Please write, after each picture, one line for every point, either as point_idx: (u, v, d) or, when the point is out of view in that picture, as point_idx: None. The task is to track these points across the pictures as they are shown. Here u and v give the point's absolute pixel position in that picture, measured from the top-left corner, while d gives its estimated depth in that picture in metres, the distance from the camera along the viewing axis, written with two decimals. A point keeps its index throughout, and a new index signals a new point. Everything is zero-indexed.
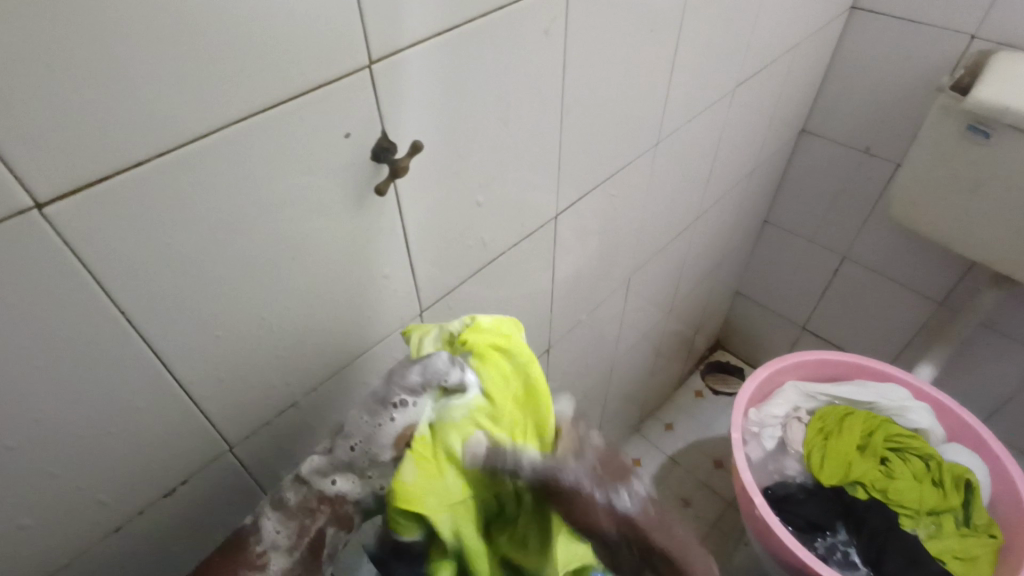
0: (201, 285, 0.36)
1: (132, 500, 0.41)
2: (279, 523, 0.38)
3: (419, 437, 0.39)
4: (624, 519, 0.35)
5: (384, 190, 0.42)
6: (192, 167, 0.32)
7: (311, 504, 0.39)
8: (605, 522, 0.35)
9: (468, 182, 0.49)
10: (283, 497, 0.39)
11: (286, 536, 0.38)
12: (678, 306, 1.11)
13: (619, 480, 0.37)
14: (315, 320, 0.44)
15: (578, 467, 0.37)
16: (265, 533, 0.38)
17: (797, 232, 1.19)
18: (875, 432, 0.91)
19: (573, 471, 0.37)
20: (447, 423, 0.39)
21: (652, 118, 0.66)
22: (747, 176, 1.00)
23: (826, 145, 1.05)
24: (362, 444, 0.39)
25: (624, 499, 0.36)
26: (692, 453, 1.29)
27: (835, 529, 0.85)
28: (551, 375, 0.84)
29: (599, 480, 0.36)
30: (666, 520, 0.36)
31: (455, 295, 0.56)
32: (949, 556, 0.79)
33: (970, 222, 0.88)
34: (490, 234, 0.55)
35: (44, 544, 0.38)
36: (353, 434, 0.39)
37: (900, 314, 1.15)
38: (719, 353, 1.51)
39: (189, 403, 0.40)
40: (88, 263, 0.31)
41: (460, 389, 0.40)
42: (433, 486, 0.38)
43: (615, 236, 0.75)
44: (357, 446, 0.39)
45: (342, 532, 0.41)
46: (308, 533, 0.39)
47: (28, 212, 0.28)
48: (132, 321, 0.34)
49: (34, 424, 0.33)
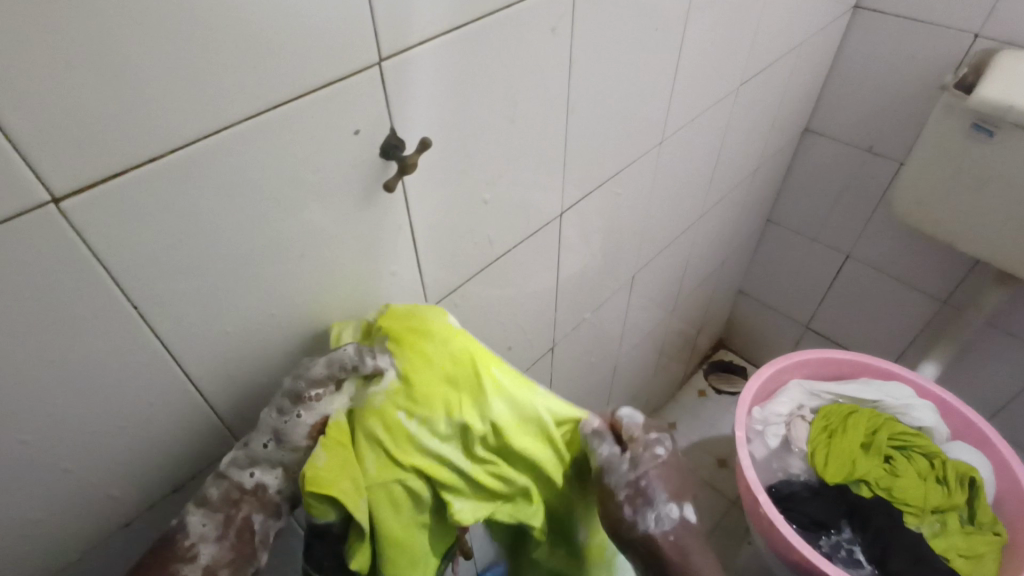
0: (213, 281, 0.36)
1: (141, 495, 0.41)
2: (202, 516, 0.38)
3: (333, 423, 0.41)
4: (647, 536, 0.41)
5: (393, 186, 0.42)
6: (204, 164, 0.32)
7: (231, 496, 0.39)
8: (629, 529, 0.41)
9: (476, 180, 0.49)
10: (206, 494, 0.39)
11: (213, 527, 0.38)
12: (681, 305, 1.11)
13: (655, 502, 0.41)
14: (322, 317, 0.44)
15: (624, 475, 0.41)
16: (192, 529, 0.38)
17: (800, 231, 1.19)
18: (879, 430, 0.91)
19: (618, 474, 0.41)
20: (368, 410, 0.40)
21: (657, 116, 0.66)
22: (750, 174, 1.00)
23: (829, 144, 1.06)
24: (274, 437, 0.40)
25: (652, 521, 0.41)
26: (695, 452, 1.29)
27: (839, 528, 0.85)
28: (556, 373, 0.84)
29: (634, 497, 0.41)
30: (686, 542, 0.41)
31: (461, 293, 0.56)
32: (954, 553, 0.79)
33: (973, 220, 0.88)
34: (496, 232, 0.55)
35: (55, 537, 0.38)
36: (261, 433, 0.40)
37: (903, 313, 1.15)
38: (722, 352, 1.51)
39: (198, 398, 0.40)
40: (103, 257, 0.31)
41: (377, 374, 0.41)
42: (346, 468, 0.39)
43: (620, 235, 0.76)
44: (269, 440, 0.40)
45: (273, 519, 0.40)
46: (234, 523, 0.38)
47: (45, 206, 0.28)
48: (143, 316, 0.34)
49: (48, 419, 0.34)
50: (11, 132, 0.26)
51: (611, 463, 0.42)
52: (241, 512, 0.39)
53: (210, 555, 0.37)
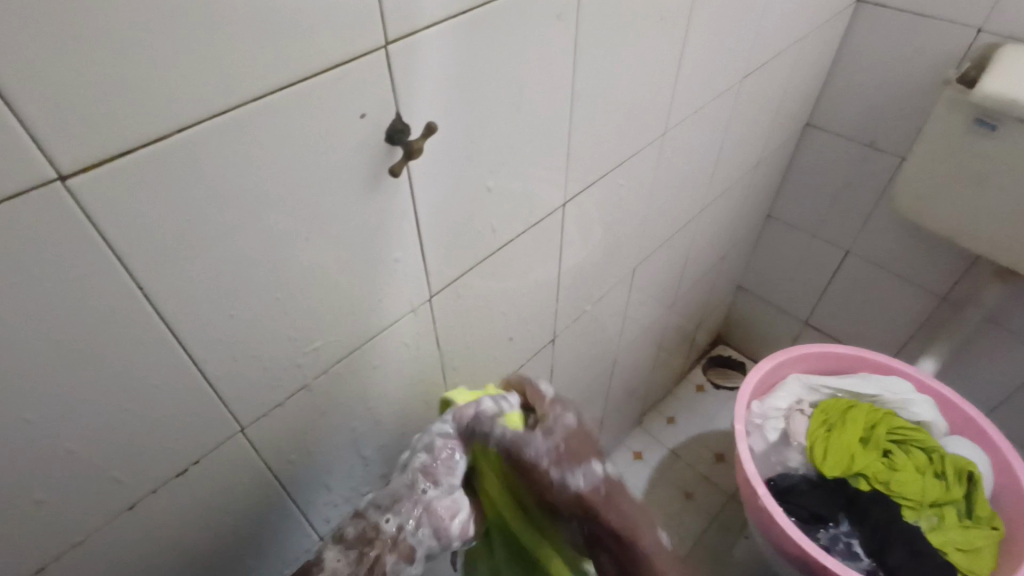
0: (217, 264, 0.36)
1: (145, 479, 0.41)
2: (337, 552, 0.45)
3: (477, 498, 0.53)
4: (572, 492, 0.45)
5: (399, 172, 0.42)
6: (210, 143, 0.32)
7: (366, 534, 0.45)
8: (555, 491, 0.45)
9: (480, 168, 0.49)
10: (344, 533, 0.46)
11: (345, 563, 0.44)
12: (681, 299, 1.12)
13: (577, 460, 0.46)
14: (325, 302, 0.44)
15: (543, 442, 0.47)
16: (326, 562, 0.44)
17: (802, 227, 1.20)
18: (877, 425, 0.91)
19: (534, 446, 0.47)
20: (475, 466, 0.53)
21: (659, 107, 0.66)
22: (752, 169, 1.00)
23: (830, 140, 1.06)
24: (426, 479, 0.47)
25: (578, 477, 0.45)
26: (694, 447, 1.29)
27: (837, 521, 0.86)
28: (556, 364, 0.84)
29: (558, 459, 0.46)
30: (605, 492, 0.45)
31: (464, 282, 0.56)
32: (951, 547, 0.80)
33: (974, 216, 0.89)
34: (499, 221, 0.55)
35: (56, 519, 0.38)
36: (408, 476, 0.48)
37: (902, 309, 1.16)
38: (721, 348, 1.51)
39: (203, 382, 0.40)
40: (106, 235, 0.31)
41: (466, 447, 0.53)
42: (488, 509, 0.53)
43: (621, 228, 0.76)
44: (420, 483, 0.47)
45: (406, 563, 0.45)
46: (366, 560, 0.44)
47: (51, 183, 0.28)
48: (147, 294, 0.34)
49: (54, 398, 0.34)
50: (18, 109, 0.26)
51: (522, 439, 0.47)
52: (374, 551, 0.45)
53: None
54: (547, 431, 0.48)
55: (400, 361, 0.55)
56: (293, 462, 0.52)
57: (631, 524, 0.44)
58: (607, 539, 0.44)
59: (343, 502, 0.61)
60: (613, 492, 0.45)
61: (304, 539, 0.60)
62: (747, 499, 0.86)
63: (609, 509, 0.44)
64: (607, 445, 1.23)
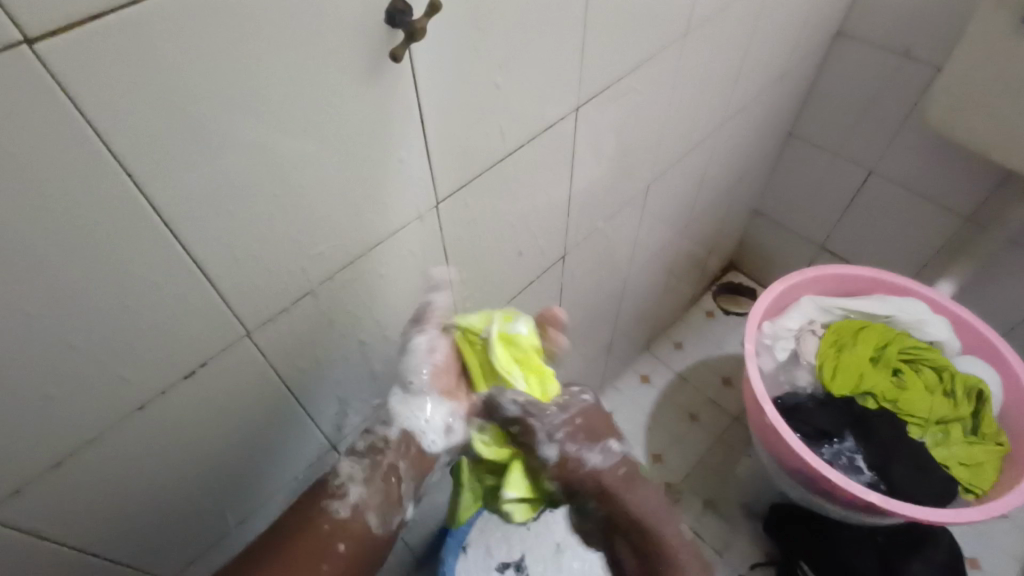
0: (210, 154, 0.34)
1: (152, 380, 0.41)
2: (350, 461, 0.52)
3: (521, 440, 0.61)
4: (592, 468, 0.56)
5: (400, 57, 0.38)
6: (191, 9, 0.29)
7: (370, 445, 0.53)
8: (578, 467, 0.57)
9: (488, 62, 0.46)
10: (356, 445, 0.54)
11: (358, 470, 0.51)
12: (695, 221, 1.09)
13: (595, 439, 0.58)
14: (329, 203, 0.42)
15: (556, 417, 0.59)
16: (341, 471, 0.51)
17: (824, 147, 1.14)
18: (889, 344, 0.92)
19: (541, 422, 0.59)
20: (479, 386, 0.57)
21: (681, 5, 0.61)
22: (775, 81, 0.95)
23: (860, 51, 0.99)
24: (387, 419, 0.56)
25: (597, 454, 0.57)
26: (701, 370, 1.30)
27: (843, 436, 0.86)
28: (566, 283, 0.82)
29: (575, 435, 0.57)
30: (627, 475, 0.56)
31: (472, 189, 0.54)
32: (953, 462, 0.82)
33: (1010, 128, 0.84)
34: (509, 123, 0.52)
35: (67, 416, 0.38)
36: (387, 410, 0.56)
37: (922, 231, 1.12)
38: (732, 274, 1.49)
39: (206, 282, 0.39)
40: (86, 112, 0.29)
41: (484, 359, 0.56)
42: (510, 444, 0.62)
43: (637, 140, 0.72)
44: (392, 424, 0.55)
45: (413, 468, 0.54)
46: (379, 467, 0.52)
47: (18, 47, 0.25)
48: (136, 181, 0.32)
49: (50, 289, 0.33)
50: None
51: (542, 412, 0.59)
52: (386, 458, 0.53)
53: (354, 495, 0.50)
54: (563, 408, 0.59)
55: (406, 270, 0.54)
56: (304, 371, 0.52)
57: (647, 513, 0.55)
58: (625, 525, 0.55)
59: (354, 412, 0.62)
60: (626, 478, 0.56)
61: (318, 445, 0.61)
62: (753, 416, 0.88)
63: (628, 493, 0.55)
64: (615, 369, 1.24)
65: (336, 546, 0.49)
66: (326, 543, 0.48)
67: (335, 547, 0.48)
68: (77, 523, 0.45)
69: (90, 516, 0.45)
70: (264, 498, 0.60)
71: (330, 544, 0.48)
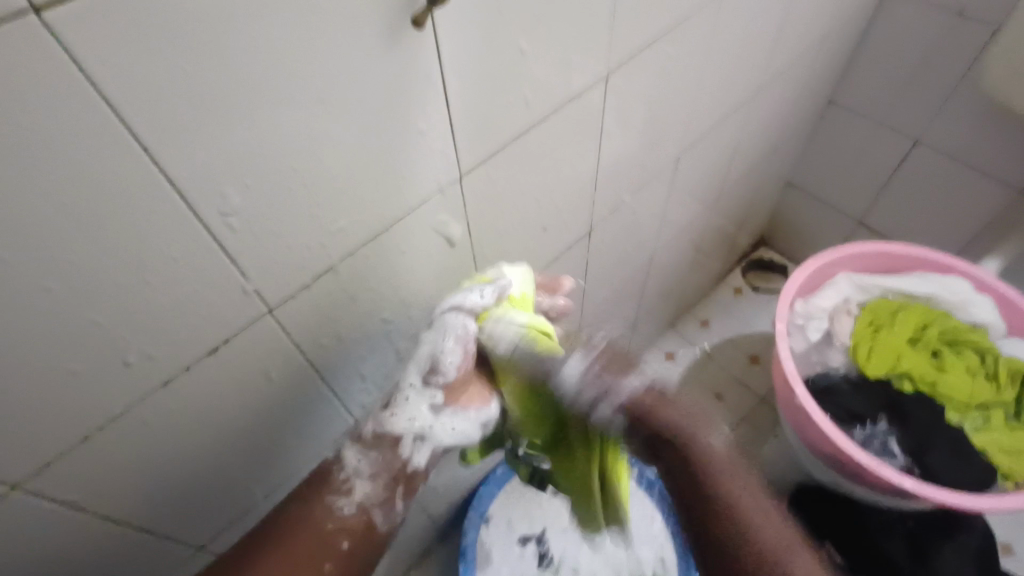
0: (226, 125, 0.33)
1: (175, 357, 0.41)
2: (358, 453, 0.54)
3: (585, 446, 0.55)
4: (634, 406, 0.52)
5: (423, 22, 0.37)
6: None
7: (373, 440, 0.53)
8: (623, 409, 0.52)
9: (512, 25, 0.43)
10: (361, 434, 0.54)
11: (367, 466, 0.54)
12: (725, 195, 1.05)
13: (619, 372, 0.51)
14: (351, 175, 0.41)
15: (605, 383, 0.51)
16: (348, 464, 0.54)
17: (866, 116, 1.09)
18: (929, 325, 0.89)
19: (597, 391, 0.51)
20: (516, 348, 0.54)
21: None
22: (817, 45, 0.90)
23: (911, 13, 0.93)
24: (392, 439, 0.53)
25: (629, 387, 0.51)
26: (728, 348, 1.28)
27: (875, 419, 0.84)
28: (591, 259, 0.80)
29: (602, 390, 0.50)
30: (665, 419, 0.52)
31: (494, 162, 0.52)
32: (994, 448, 0.80)
33: None
34: (536, 93, 0.50)
35: (93, 391, 0.39)
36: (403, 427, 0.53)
37: (969, 205, 1.06)
38: (763, 250, 1.44)
39: (224, 257, 0.39)
40: (96, 81, 0.27)
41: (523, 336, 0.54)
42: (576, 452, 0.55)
43: (667, 109, 0.69)
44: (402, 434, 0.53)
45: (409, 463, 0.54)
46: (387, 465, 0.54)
47: (27, 16, 0.24)
48: (150, 152, 0.31)
49: (70, 266, 0.32)
50: None
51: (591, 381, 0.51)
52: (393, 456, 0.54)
53: (364, 494, 0.54)
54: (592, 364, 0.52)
55: (429, 247, 0.53)
56: (327, 346, 0.52)
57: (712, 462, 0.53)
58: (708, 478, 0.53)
59: (375, 388, 0.62)
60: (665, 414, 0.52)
61: (341, 421, 0.61)
62: (783, 396, 0.85)
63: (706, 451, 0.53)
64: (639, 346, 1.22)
65: (339, 542, 0.53)
66: (331, 540, 0.53)
67: (340, 547, 0.53)
68: (107, 495, 0.46)
69: (121, 486, 0.46)
70: (288, 471, 0.61)
71: (336, 544, 0.53)
